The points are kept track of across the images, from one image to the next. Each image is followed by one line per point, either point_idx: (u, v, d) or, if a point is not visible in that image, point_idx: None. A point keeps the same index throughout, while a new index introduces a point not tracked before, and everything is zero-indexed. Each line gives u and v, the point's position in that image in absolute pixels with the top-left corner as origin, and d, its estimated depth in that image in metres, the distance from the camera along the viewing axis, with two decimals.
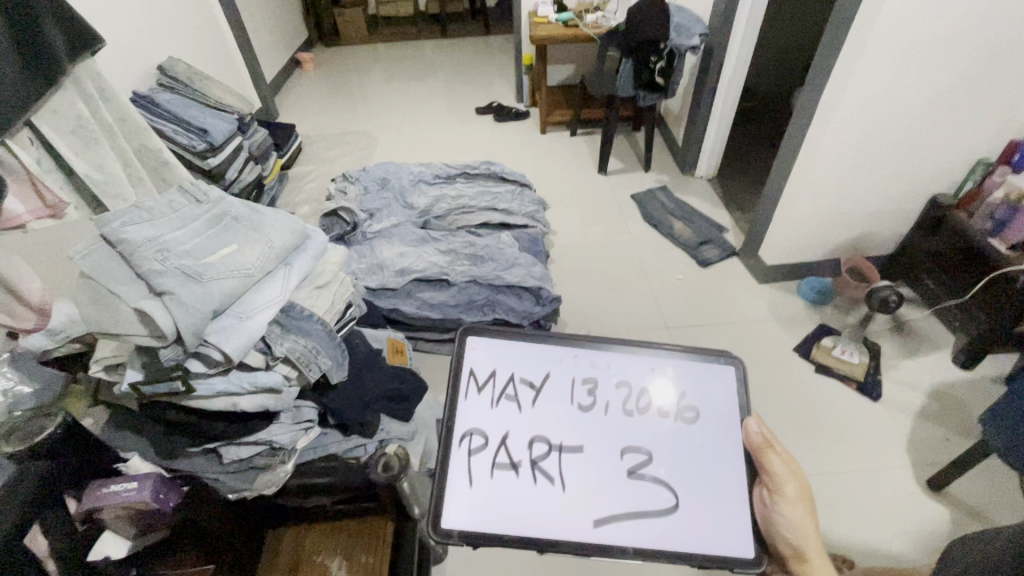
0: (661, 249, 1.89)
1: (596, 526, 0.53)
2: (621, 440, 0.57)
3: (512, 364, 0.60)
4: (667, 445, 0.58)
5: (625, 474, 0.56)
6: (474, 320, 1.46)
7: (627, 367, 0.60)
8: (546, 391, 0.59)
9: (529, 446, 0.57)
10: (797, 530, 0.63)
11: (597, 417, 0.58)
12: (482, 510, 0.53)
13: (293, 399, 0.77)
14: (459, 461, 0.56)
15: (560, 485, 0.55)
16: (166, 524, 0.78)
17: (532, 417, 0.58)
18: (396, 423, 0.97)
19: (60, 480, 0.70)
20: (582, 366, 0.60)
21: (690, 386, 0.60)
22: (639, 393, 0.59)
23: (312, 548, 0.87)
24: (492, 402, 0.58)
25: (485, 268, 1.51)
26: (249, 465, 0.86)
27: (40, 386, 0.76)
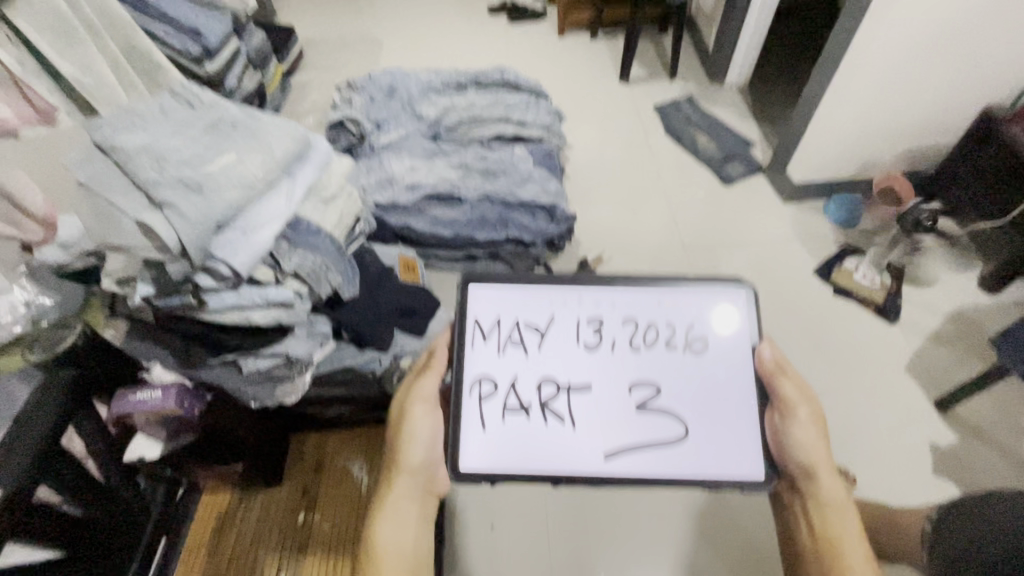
0: (683, 165, 1.80)
1: (607, 460, 0.59)
2: (628, 376, 0.62)
3: (516, 312, 0.64)
4: (676, 378, 0.61)
5: (635, 408, 0.61)
6: (486, 239, 1.43)
7: (635, 304, 0.63)
8: (554, 333, 0.63)
9: (540, 387, 0.62)
10: (809, 450, 0.62)
11: (604, 355, 0.62)
12: (496, 453, 0.60)
13: (307, 313, 0.76)
14: (471, 409, 0.61)
15: (570, 423, 0.60)
16: (195, 428, 0.83)
17: (540, 360, 0.62)
18: (412, 337, 0.96)
19: (86, 385, 0.76)
20: (586, 308, 0.63)
21: (694, 316, 0.63)
22: (647, 327, 0.63)
23: (334, 453, 1.02)
24: (499, 349, 0.63)
25: (497, 183, 1.46)
26: (269, 375, 0.84)
27: (61, 299, 0.75)
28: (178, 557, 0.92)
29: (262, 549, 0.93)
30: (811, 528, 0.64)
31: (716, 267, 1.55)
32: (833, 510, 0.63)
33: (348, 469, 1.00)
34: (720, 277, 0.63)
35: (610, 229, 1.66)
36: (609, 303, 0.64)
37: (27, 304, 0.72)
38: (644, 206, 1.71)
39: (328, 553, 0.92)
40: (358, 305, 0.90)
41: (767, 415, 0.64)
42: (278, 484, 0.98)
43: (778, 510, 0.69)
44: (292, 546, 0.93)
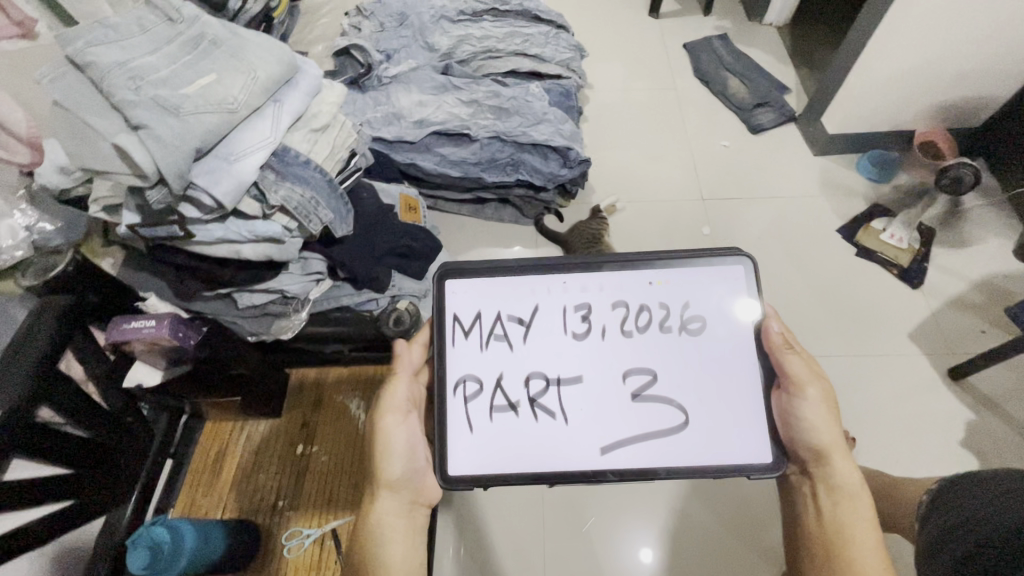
0: (709, 111, 1.69)
1: (604, 453, 0.59)
2: (622, 364, 0.61)
3: (498, 304, 0.63)
4: (671, 363, 0.61)
5: (629, 397, 0.60)
6: (496, 180, 1.42)
7: (625, 286, 0.62)
8: (540, 324, 0.62)
9: (528, 381, 0.62)
10: (816, 429, 0.60)
11: (592, 347, 0.62)
12: (483, 455, 0.60)
13: (298, 250, 0.75)
14: (457, 410, 0.61)
15: (561, 418, 0.60)
16: (192, 358, 0.83)
17: (524, 354, 0.62)
18: (410, 280, 0.95)
19: (84, 312, 0.76)
20: (575, 292, 0.62)
21: (687, 295, 0.62)
22: (637, 312, 0.62)
23: (333, 390, 1.03)
24: (482, 345, 0.62)
25: (509, 122, 1.38)
26: (264, 311, 0.85)
27: (63, 225, 0.76)
28: (185, 474, 0.96)
29: (263, 476, 0.95)
30: (819, 510, 0.62)
31: (735, 221, 1.48)
32: (847, 494, 0.61)
33: (346, 405, 1.01)
34: (719, 250, 0.61)
35: (626, 177, 1.59)
36: (597, 286, 0.63)
37: (28, 229, 0.73)
38: (665, 153, 1.62)
39: (325, 483, 0.94)
40: (354, 242, 0.87)
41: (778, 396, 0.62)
42: (277, 417, 1.00)
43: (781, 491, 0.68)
44: (291, 475, 0.95)
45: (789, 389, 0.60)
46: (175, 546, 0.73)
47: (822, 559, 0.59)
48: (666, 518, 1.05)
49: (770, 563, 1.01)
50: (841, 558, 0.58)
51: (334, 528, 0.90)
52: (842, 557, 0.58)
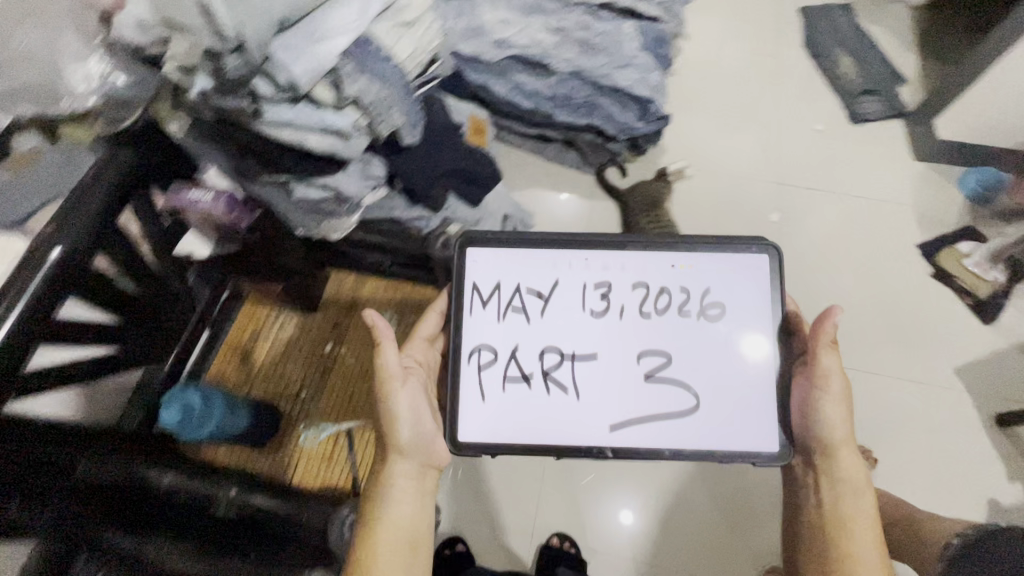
0: (810, 88, 1.54)
1: (613, 431, 0.67)
2: (638, 345, 0.69)
3: (517, 278, 0.70)
4: (684, 348, 0.69)
5: (643, 377, 0.68)
6: (567, 120, 1.38)
7: (647, 270, 0.69)
8: (561, 303, 0.70)
9: (545, 352, 0.69)
10: (835, 428, 0.66)
11: (612, 327, 0.69)
12: (495, 420, 0.68)
13: (360, 151, 0.72)
14: (472, 374, 0.69)
15: (572, 392, 0.68)
16: (240, 237, 0.86)
17: (542, 325, 0.70)
18: (464, 205, 0.94)
19: (147, 172, 0.77)
20: (600, 273, 0.70)
21: (710, 282, 0.69)
22: (658, 294, 0.69)
23: (368, 297, 1.04)
24: (500, 315, 0.70)
25: (595, 61, 1.28)
26: (316, 208, 0.84)
27: (136, 80, 0.72)
28: (220, 345, 1.00)
29: (290, 364, 0.99)
30: (822, 503, 0.68)
31: (806, 214, 1.40)
32: (849, 487, 0.67)
33: (378, 316, 1.03)
34: (739, 241, 0.68)
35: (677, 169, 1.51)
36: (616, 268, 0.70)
37: (102, 77, 0.70)
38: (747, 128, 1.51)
39: (347, 387, 0.97)
40: (417, 154, 0.84)
41: (799, 386, 0.68)
42: (312, 311, 1.02)
43: (789, 485, 0.74)
44: (314, 372, 0.98)
45: (813, 380, 0.67)
46: (206, 411, 0.75)
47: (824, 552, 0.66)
48: (663, 496, 1.10)
49: (753, 561, 1.06)
50: (840, 550, 0.65)
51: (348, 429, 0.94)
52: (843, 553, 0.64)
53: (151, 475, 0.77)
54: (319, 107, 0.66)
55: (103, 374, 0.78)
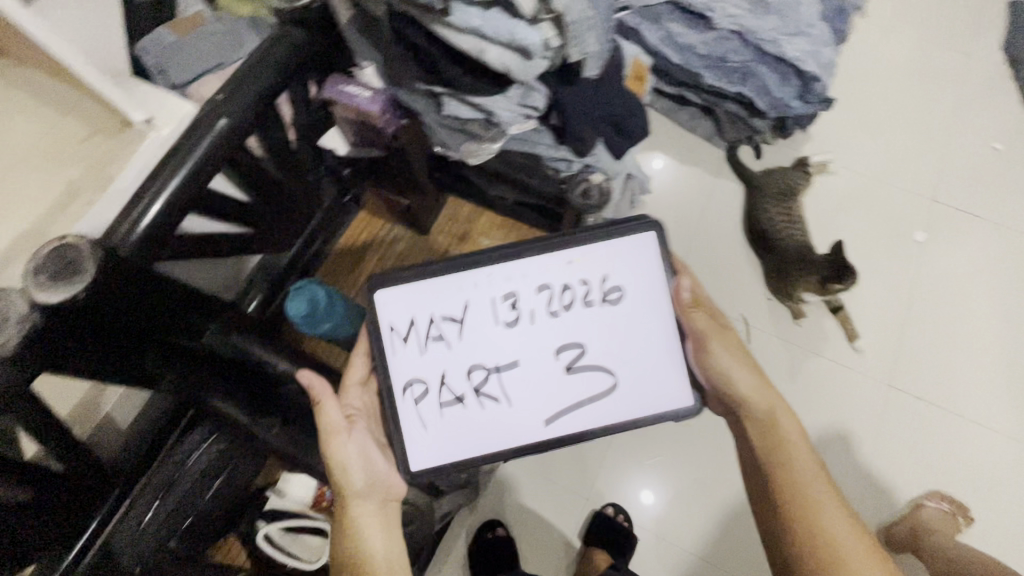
0: (993, 95, 1.40)
1: (548, 423, 0.62)
2: (553, 343, 0.62)
3: (429, 307, 0.61)
4: (598, 334, 0.62)
5: (564, 371, 0.62)
6: (716, 84, 1.25)
7: (543, 269, 0.61)
8: (474, 321, 0.61)
9: (472, 373, 0.61)
10: (732, 384, 0.68)
11: (529, 335, 0.62)
12: (440, 446, 0.62)
13: (535, 75, 0.66)
14: (408, 410, 0.61)
15: (506, 401, 0.62)
16: (384, 143, 0.82)
17: (465, 349, 0.62)
18: (608, 156, 0.87)
19: (312, 59, 0.73)
20: (497, 282, 0.61)
21: (609, 269, 0.62)
22: (561, 292, 0.62)
23: (481, 230, 1.01)
24: (423, 347, 0.61)
25: (764, 21, 1.15)
26: (461, 129, 0.80)
27: None
28: (330, 252, 1.00)
29: None
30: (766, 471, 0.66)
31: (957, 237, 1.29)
32: (783, 438, 0.67)
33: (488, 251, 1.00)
34: (624, 223, 0.61)
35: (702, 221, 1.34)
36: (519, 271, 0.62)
37: None
38: (904, 134, 1.37)
39: None
40: (584, 89, 0.77)
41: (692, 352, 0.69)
42: (423, 233, 1.01)
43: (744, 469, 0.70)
44: None
45: (701, 345, 0.68)
46: (330, 308, 0.74)
47: (795, 529, 0.61)
48: (718, 498, 1.11)
49: None
50: (804, 515, 0.61)
51: None
52: (809, 521, 0.61)
53: (268, 360, 0.79)
54: (511, 18, 0.61)
55: (225, 253, 0.78)
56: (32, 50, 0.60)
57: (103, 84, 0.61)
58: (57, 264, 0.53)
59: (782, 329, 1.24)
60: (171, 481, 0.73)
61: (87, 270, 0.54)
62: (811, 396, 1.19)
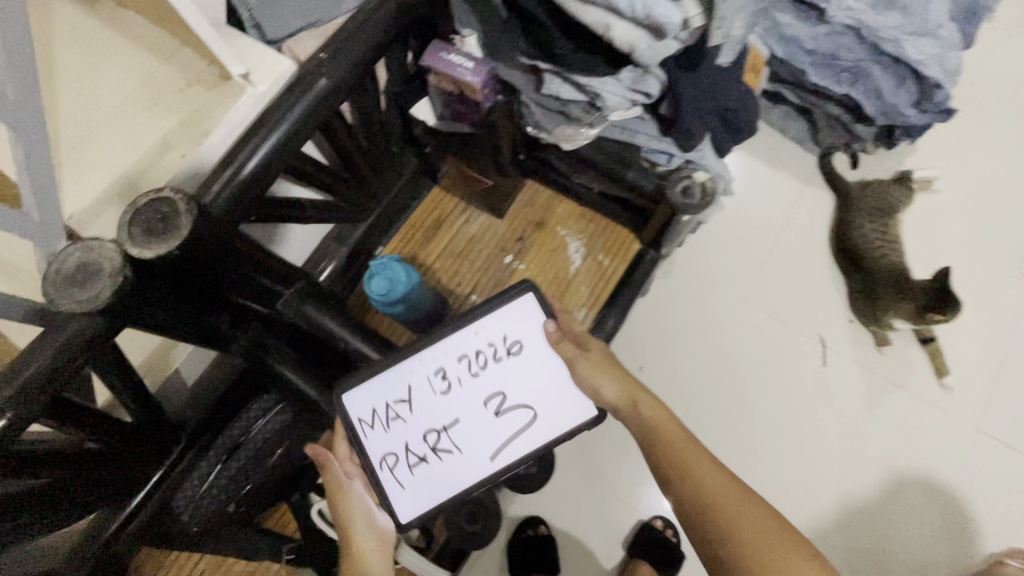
0: None
1: (494, 458, 0.63)
2: (478, 396, 0.63)
3: (381, 391, 0.62)
4: (515, 380, 0.64)
5: (493, 416, 0.63)
6: (819, 83, 1.14)
7: (453, 342, 0.63)
8: (418, 398, 0.62)
9: (426, 435, 0.62)
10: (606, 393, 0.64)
11: (460, 398, 0.63)
12: (422, 497, 0.62)
13: (661, 57, 0.60)
14: (387, 477, 0.62)
15: (459, 451, 0.63)
16: (473, 118, 0.77)
17: (419, 419, 0.62)
18: (712, 153, 0.81)
19: (414, 21, 0.68)
20: (425, 360, 0.63)
21: (506, 328, 0.64)
22: (474, 357, 0.63)
23: (560, 220, 0.95)
24: (385, 426, 0.62)
25: (887, 15, 1.03)
26: (560, 110, 0.75)
27: None
28: (400, 227, 0.94)
29: (465, 263, 0.92)
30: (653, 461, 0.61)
31: None
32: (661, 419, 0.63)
33: (565, 242, 0.94)
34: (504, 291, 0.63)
35: (729, 276, 1.22)
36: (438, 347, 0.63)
37: None
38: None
39: None
40: (702, 77, 0.69)
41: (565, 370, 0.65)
42: (498, 217, 0.94)
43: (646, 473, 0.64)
44: (488, 279, 0.92)
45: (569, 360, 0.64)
46: (409, 288, 0.70)
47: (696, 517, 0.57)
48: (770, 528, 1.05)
49: None
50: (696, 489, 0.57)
51: None
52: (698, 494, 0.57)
53: (342, 336, 0.72)
54: None
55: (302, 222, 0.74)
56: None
57: (209, 33, 0.58)
58: (152, 217, 0.52)
59: (862, 356, 1.15)
60: (236, 444, 0.74)
61: (181, 227, 0.52)
62: (888, 430, 1.11)
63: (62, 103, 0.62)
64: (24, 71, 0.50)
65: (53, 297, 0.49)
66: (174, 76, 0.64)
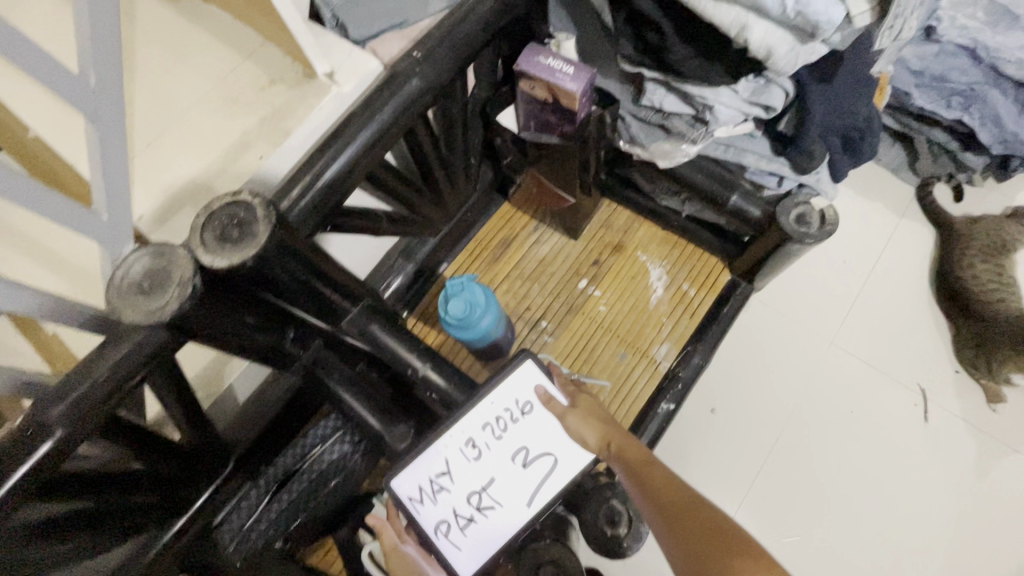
0: None
1: (532, 502, 0.57)
2: (508, 454, 0.57)
3: (417, 473, 0.55)
4: (540, 431, 0.57)
5: (525, 468, 0.57)
6: (926, 107, 1.02)
7: (473, 413, 0.56)
8: (455, 471, 0.56)
9: (468, 498, 0.56)
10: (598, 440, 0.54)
11: (494, 460, 0.56)
12: (481, 554, 0.56)
13: (804, 62, 0.52)
14: (442, 545, 0.55)
15: (503, 505, 0.56)
16: (562, 130, 0.68)
17: (464, 487, 0.56)
18: (829, 177, 0.72)
19: (513, 22, 0.63)
20: (452, 431, 0.55)
21: (517, 387, 0.57)
22: (495, 421, 0.57)
23: (639, 244, 0.87)
24: (432, 501, 0.55)
25: (1011, 35, 0.92)
26: (660, 123, 0.68)
27: None
28: (468, 242, 0.88)
29: (537, 286, 0.85)
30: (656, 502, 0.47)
31: None
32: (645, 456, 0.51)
33: (646, 269, 0.86)
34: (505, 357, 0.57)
35: (804, 333, 1.09)
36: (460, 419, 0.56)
37: None
38: None
39: (589, 333, 0.83)
40: (837, 91, 0.60)
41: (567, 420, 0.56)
42: (572, 238, 0.87)
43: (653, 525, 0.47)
44: (560, 303, 0.85)
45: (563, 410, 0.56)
46: (484, 311, 0.65)
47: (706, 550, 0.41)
48: None
49: None
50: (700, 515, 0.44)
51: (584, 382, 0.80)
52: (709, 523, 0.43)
53: (409, 361, 0.65)
54: None
55: (374, 234, 0.69)
56: None
57: (301, 28, 0.55)
58: (225, 223, 0.47)
59: (970, 412, 1.02)
60: (291, 471, 0.70)
61: (258, 235, 0.47)
62: (1002, 501, 0.97)
63: (142, 99, 0.59)
64: None
65: (115, 304, 0.45)
66: (256, 74, 0.60)
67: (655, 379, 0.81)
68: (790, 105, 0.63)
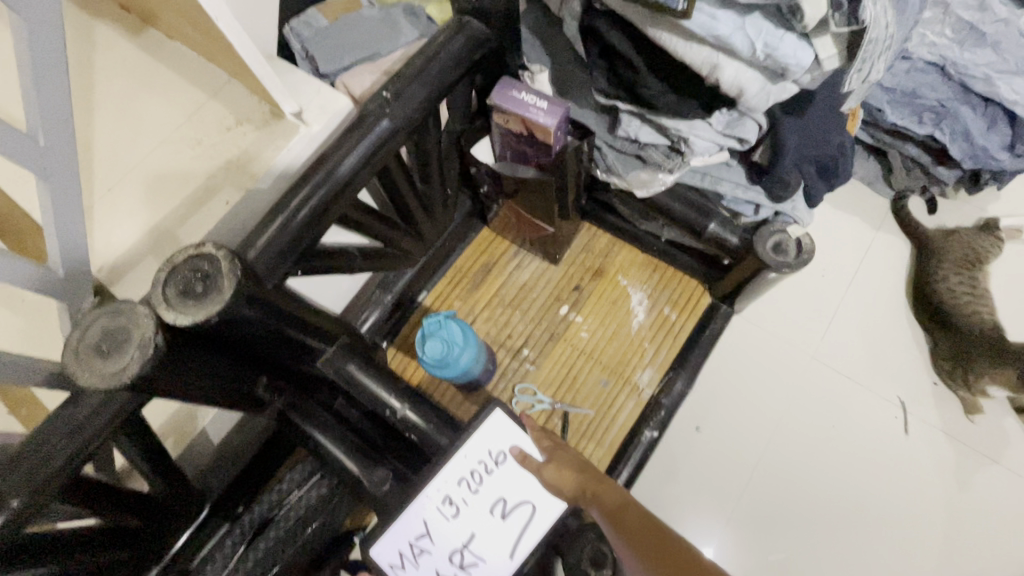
0: None
1: (513, 556, 0.54)
2: (485, 509, 0.55)
3: (398, 538, 0.54)
4: (515, 482, 0.56)
5: (504, 520, 0.55)
6: (895, 122, 1.02)
7: (448, 473, 0.55)
8: (434, 531, 0.54)
9: (451, 557, 0.54)
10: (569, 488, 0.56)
11: (473, 514, 0.55)
12: None
13: (777, 99, 0.52)
14: None
15: (485, 559, 0.54)
16: (538, 161, 0.68)
17: (446, 545, 0.54)
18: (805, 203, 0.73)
19: (487, 58, 0.63)
20: (428, 491, 0.54)
21: (489, 440, 0.56)
22: (470, 475, 0.55)
23: (620, 268, 0.87)
24: (416, 564, 0.54)
25: (977, 54, 0.90)
26: (638, 152, 0.67)
27: None
28: (447, 269, 0.87)
29: (518, 313, 0.84)
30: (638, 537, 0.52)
31: None
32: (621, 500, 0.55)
33: (627, 293, 0.86)
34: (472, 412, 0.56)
35: (788, 348, 1.09)
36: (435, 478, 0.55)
37: None
38: None
39: (571, 361, 0.82)
40: (810, 122, 0.61)
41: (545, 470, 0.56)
42: (552, 265, 0.87)
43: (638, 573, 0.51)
44: (543, 329, 0.84)
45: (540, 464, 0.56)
46: (462, 350, 0.64)
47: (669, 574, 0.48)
48: None
49: None
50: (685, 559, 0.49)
51: (566, 411, 0.80)
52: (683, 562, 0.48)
53: (387, 402, 0.63)
54: (778, 27, 0.47)
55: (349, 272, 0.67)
56: (189, 25, 0.53)
57: (265, 70, 0.53)
58: (189, 277, 0.45)
59: (948, 422, 1.03)
60: (267, 520, 0.67)
61: (223, 288, 0.45)
62: (980, 510, 0.99)
63: (101, 140, 0.57)
64: (57, 112, 0.43)
65: (74, 369, 0.43)
66: (221, 114, 0.58)
67: (639, 407, 0.81)
68: (765, 136, 0.64)
